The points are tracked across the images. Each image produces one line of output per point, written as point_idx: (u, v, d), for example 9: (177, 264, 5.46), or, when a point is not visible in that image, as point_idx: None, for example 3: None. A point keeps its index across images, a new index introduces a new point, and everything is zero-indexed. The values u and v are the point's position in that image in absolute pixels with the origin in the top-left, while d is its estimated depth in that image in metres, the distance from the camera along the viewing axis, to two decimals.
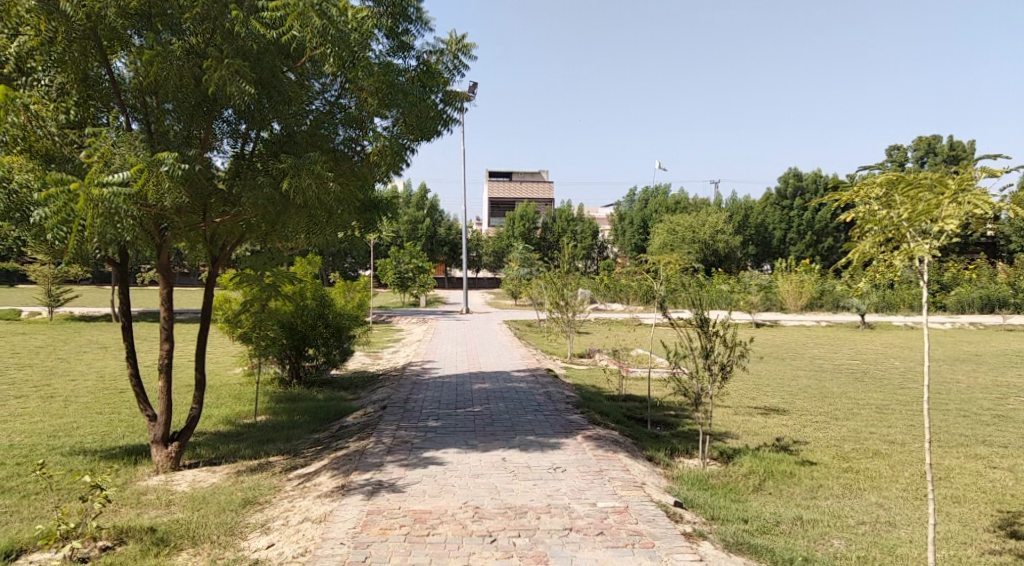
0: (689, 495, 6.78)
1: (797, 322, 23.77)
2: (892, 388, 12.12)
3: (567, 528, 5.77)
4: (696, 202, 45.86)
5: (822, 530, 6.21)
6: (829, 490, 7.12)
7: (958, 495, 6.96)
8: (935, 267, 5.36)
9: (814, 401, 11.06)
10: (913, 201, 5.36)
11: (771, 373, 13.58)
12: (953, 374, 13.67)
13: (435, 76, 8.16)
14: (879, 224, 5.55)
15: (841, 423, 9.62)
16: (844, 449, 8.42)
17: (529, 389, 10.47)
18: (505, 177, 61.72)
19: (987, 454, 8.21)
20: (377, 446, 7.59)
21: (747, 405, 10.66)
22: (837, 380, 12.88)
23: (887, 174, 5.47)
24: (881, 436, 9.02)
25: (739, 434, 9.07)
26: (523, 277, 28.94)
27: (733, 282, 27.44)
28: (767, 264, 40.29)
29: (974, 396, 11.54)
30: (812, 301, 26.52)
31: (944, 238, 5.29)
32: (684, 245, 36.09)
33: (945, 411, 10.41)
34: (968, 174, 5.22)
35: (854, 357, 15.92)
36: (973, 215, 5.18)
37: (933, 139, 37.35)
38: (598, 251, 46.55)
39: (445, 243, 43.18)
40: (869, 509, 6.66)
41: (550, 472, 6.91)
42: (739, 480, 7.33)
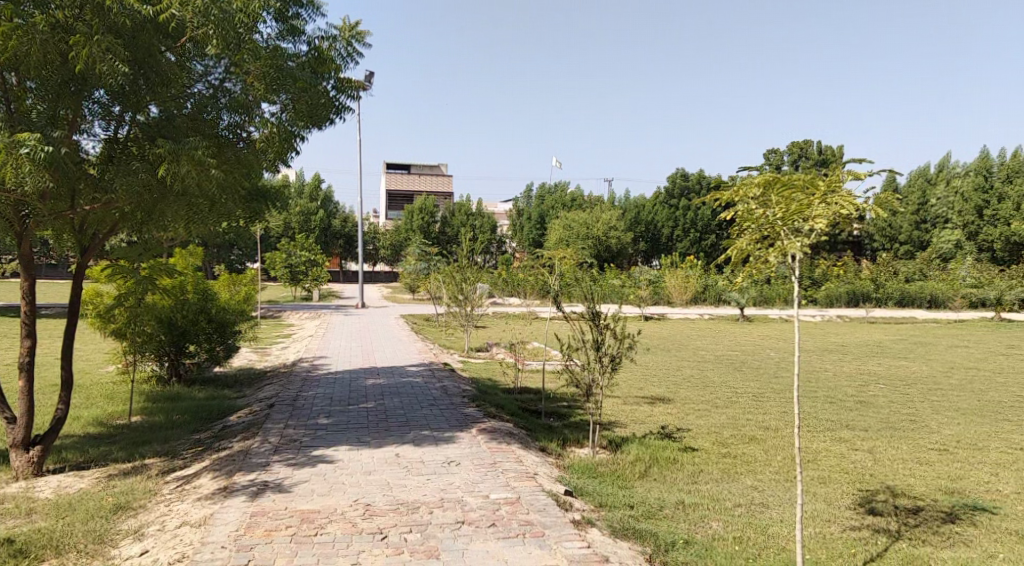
0: (579, 484, 6.93)
1: (683, 315, 24.74)
2: (769, 377, 12.80)
3: (459, 521, 5.77)
4: (590, 198, 46.83)
5: (702, 513, 6.49)
6: (709, 474, 7.46)
7: (824, 476, 7.44)
8: (806, 263, 5.71)
9: (697, 390, 11.56)
10: (787, 202, 5.67)
11: (658, 364, 14.08)
12: (822, 363, 14.61)
13: (325, 63, 7.89)
14: (755, 222, 5.83)
15: (721, 411, 10.09)
16: (723, 435, 8.83)
17: (424, 383, 10.41)
18: (403, 170, 61.17)
19: (850, 438, 8.82)
20: (263, 446, 7.34)
21: (634, 395, 11.01)
22: (718, 370, 13.48)
23: (764, 175, 5.73)
24: (757, 422, 9.52)
25: (627, 423, 9.36)
26: (420, 272, 28.70)
27: (625, 277, 28.27)
28: (656, 260, 41.70)
29: (839, 383, 12.37)
30: (697, 295, 27.67)
31: (813, 237, 5.64)
32: (578, 240, 36.81)
33: (814, 398, 11.10)
34: (836, 176, 5.55)
35: (734, 348, 16.73)
36: (840, 214, 5.53)
37: (806, 143, 39.68)
38: (496, 245, 46.79)
39: (340, 235, 42.02)
40: (744, 492, 7.01)
41: (444, 467, 6.88)
42: (627, 467, 7.56)
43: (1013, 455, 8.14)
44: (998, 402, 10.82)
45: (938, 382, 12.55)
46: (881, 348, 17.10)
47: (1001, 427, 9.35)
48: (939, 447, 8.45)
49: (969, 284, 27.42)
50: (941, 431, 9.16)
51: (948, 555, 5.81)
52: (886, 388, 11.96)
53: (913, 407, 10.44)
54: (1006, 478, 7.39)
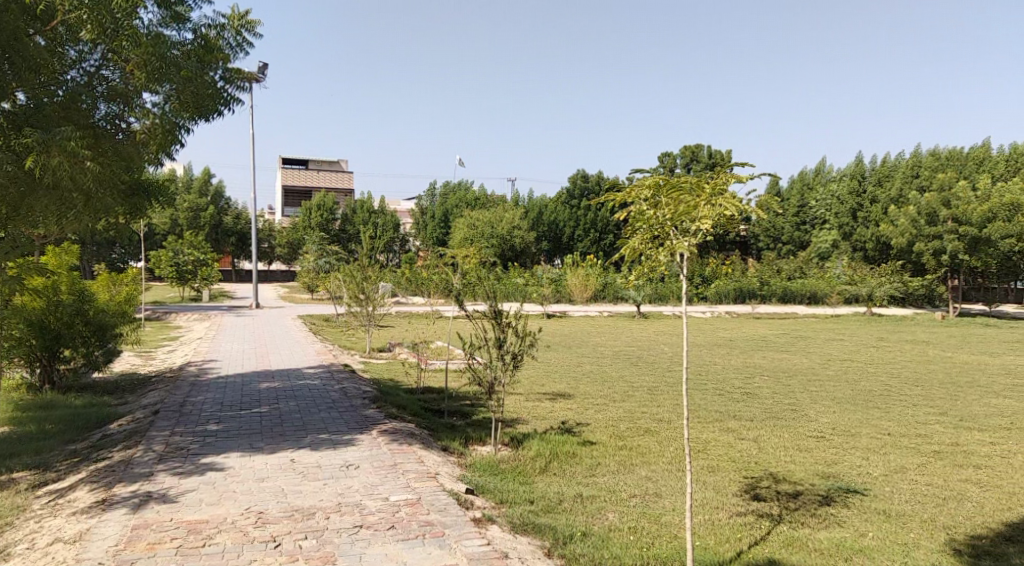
0: (480, 481, 6.94)
1: (583, 313, 25.24)
2: (664, 371, 13.23)
3: (357, 525, 5.67)
4: (492, 197, 47.06)
5: (599, 505, 6.63)
6: (606, 467, 7.63)
7: (713, 465, 7.75)
8: (692, 262, 5.93)
9: (595, 385, 11.82)
10: (676, 203, 5.85)
11: (558, 361, 14.30)
12: (712, 357, 15.26)
13: (213, 51, 7.59)
14: (646, 222, 6.00)
15: (618, 405, 10.36)
16: (620, 428, 9.06)
17: (323, 385, 10.18)
18: (301, 165, 59.77)
19: (737, 427, 9.24)
20: (146, 455, 6.99)
21: (536, 392, 11.14)
22: (616, 365, 13.82)
23: (655, 177, 5.89)
24: (651, 414, 9.83)
25: (528, 419, 9.46)
26: (319, 271, 28.05)
27: (528, 275, 28.59)
28: (557, 259, 42.35)
29: (728, 376, 12.95)
30: (597, 293, 28.21)
31: (699, 237, 5.84)
32: (483, 239, 36.92)
33: (704, 390, 11.57)
34: (721, 178, 5.77)
35: (630, 344, 17.22)
36: (725, 216, 5.76)
37: (698, 147, 41.27)
38: (399, 244, 46.27)
39: (233, 233, 40.59)
40: (639, 482, 7.21)
41: (342, 470, 6.75)
42: (527, 463, 7.64)
43: (881, 439, 8.74)
44: (870, 391, 11.61)
45: (816, 373, 13.33)
46: (766, 342, 18.03)
47: (871, 414, 10.02)
48: (816, 435, 8.95)
49: (844, 281, 29.32)
50: (818, 419, 9.71)
51: (824, 535, 6.16)
52: (770, 380, 12.61)
53: (794, 398, 11.05)
54: (875, 461, 7.92)
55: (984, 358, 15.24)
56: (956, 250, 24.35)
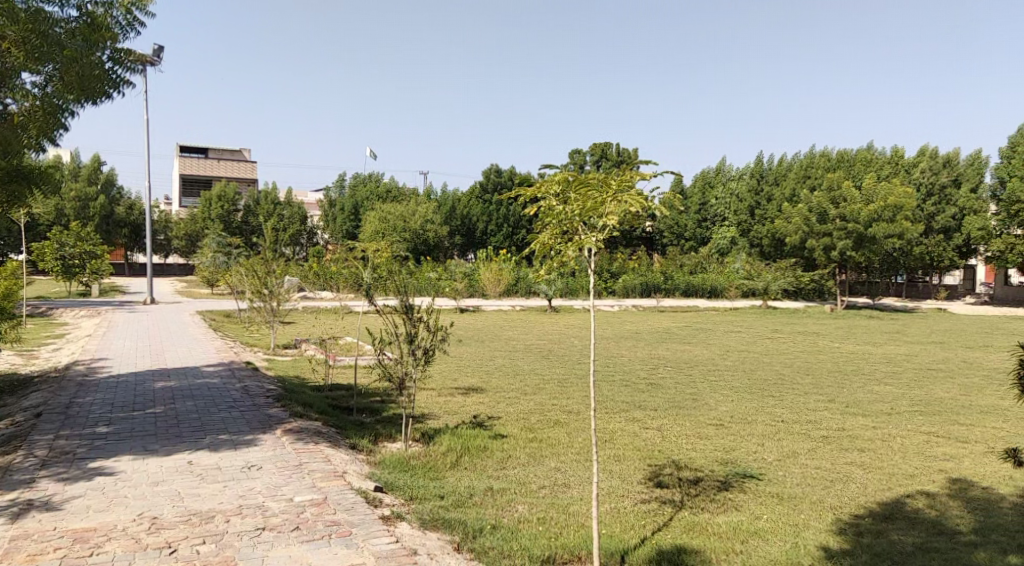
0: (390, 479, 6.84)
1: (495, 307, 25.28)
2: (573, 364, 13.43)
3: (259, 528, 5.49)
4: (404, 190, 46.60)
5: (509, 497, 6.65)
6: (516, 459, 7.67)
7: (619, 454, 7.91)
8: (599, 256, 6.02)
9: (507, 378, 11.87)
10: (584, 199, 5.89)
11: (470, 355, 14.29)
12: (619, 349, 15.59)
13: (100, 30, 7.16)
14: (555, 218, 6.02)
15: (529, 398, 10.43)
16: (531, 421, 9.13)
17: (223, 384, 9.80)
18: (200, 153, 57.41)
19: (643, 417, 9.47)
20: (27, 460, 6.55)
21: (448, 386, 11.08)
22: (527, 358, 13.93)
23: (564, 173, 5.92)
24: (561, 406, 9.95)
25: (439, 414, 9.39)
26: (220, 265, 27.00)
27: (440, 269, 28.45)
28: (470, 253, 42.30)
29: (634, 367, 13.26)
30: (509, 287, 28.34)
31: (606, 232, 5.94)
32: (394, 232, 36.43)
33: (612, 381, 11.81)
34: (626, 175, 5.87)
35: (541, 337, 17.39)
36: (630, 212, 5.86)
37: (607, 145, 42.08)
38: (306, 237, 45.07)
39: (125, 224, 38.63)
40: (548, 473, 7.28)
41: (243, 472, 6.51)
42: (437, 458, 7.58)
43: (775, 426, 9.14)
44: (765, 380, 12.14)
45: (716, 363, 13.84)
46: (671, 334, 18.58)
47: (766, 402, 10.48)
48: (716, 423, 9.29)
49: (743, 276, 30.55)
50: (717, 408, 10.08)
51: (723, 519, 6.38)
52: (674, 370, 12.99)
53: (696, 387, 11.42)
54: (770, 447, 8.28)
55: (868, 348, 16.21)
56: (845, 248, 25.80)
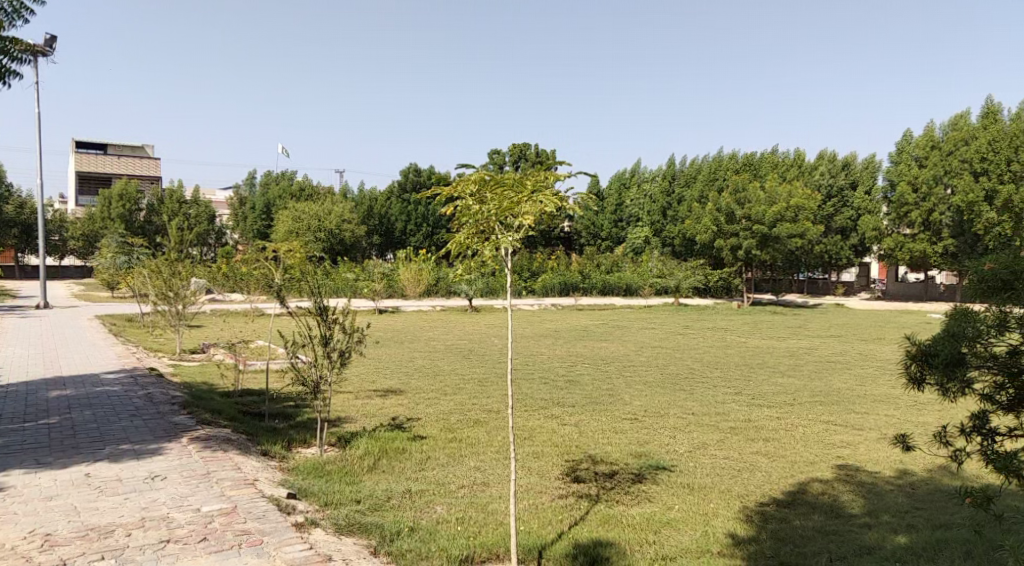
0: (303, 484, 6.68)
1: (414, 307, 25.05)
2: (492, 363, 13.45)
3: (163, 540, 5.26)
4: (319, 188, 45.66)
5: (427, 499, 6.60)
6: (435, 460, 7.62)
7: (537, 451, 7.97)
8: (516, 255, 6.06)
9: (426, 379, 11.79)
10: (500, 198, 5.89)
11: (388, 356, 14.13)
12: (538, 347, 15.73)
13: None
14: (472, 217, 5.99)
15: (448, 398, 10.40)
16: (450, 421, 9.09)
17: (124, 392, 9.34)
18: (99, 150, 54.60)
19: (561, 413, 9.58)
20: None
21: (365, 389, 10.92)
22: (447, 358, 13.88)
23: (480, 172, 5.89)
24: (480, 405, 9.95)
25: (356, 417, 9.24)
26: (122, 267, 25.72)
27: (358, 270, 28.00)
28: (389, 254, 41.83)
29: (553, 365, 13.40)
30: (428, 288, 28.17)
31: (522, 232, 5.98)
32: (308, 232, 35.60)
33: (531, 379, 11.90)
34: (541, 175, 5.92)
35: (461, 337, 17.34)
36: (545, 212, 5.92)
37: (525, 145, 42.43)
38: (215, 237, 43.46)
39: (16, 224, 36.34)
40: (468, 473, 7.27)
41: (146, 483, 6.23)
42: (354, 462, 7.45)
43: (687, 419, 9.42)
44: (678, 374, 12.50)
45: (631, 359, 14.14)
46: (588, 332, 18.87)
47: (678, 395, 10.78)
48: (631, 417, 9.49)
49: (656, 275, 31.32)
50: (632, 403, 10.30)
51: (636, 511, 6.52)
52: (592, 367, 13.19)
53: (612, 383, 11.65)
54: (682, 439, 8.51)
55: (773, 342, 16.90)
56: (750, 247, 26.84)
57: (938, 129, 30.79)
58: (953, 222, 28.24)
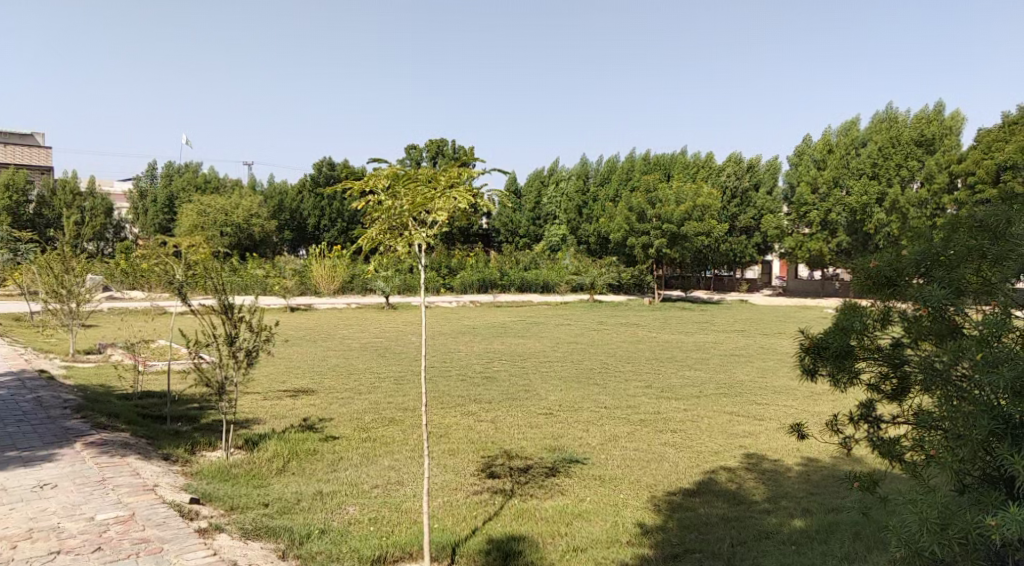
0: (208, 489, 6.45)
1: (328, 305, 24.54)
2: (408, 361, 13.34)
3: (53, 552, 4.99)
4: (226, 182, 44.13)
5: (339, 500, 6.48)
6: (348, 460, 7.49)
7: (452, 448, 7.96)
8: (431, 252, 6.02)
9: (339, 378, 11.58)
10: (413, 194, 5.80)
11: (301, 355, 13.79)
12: (454, 344, 15.69)
13: None
14: (385, 212, 5.89)
15: (363, 397, 10.24)
16: (364, 420, 8.96)
17: (11, 396, 8.79)
18: None
19: (477, 410, 9.60)
20: None
21: (275, 389, 10.63)
22: (362, 357, 13.66)
23: (392, 168, 5.77)
24: (396, 404, 9.85)
25: (265, 418, 8.99)
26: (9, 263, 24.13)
27: (268, 266, 27.21)
28: (302, 250, 40.88)
29: (470, 361, 13.39)
30: (342, 284, 27.58)
31: (436, 228, 5.95)
32: (214, 227, 34.31)
33: (448, 376, 11.86)
34: (455, 171, 5.87)
35: (377, 335, 17.11)
36: (459, 208, 5.88)
37: (442, 141, 42.05)
38: (114, 232, 41.31)
39: None
40: (382, 472, 7.19)
41: (34, 492, 5.89)
42: (263, 465, 7.26)
43: (600, 412, 9.60)
44: (592, 369, 12.71)
45: (547, 355, 14.28)
46: (504, 328, 18.94)
47: (592, 390, 10.97)
48: (546, 412, 9.60)
49: (571, 272, 31.66)
50: (547, 397, 10.42)
51: (549, 504, 6.60)
52: (508, 363, 13.26)
53: (528, 379, 11.74)
54: (594, 432, 8.67)
55: (682, 337, 17.42)
56: (661, 246, 27.54)
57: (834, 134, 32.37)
58: (847, 222, 29.86)
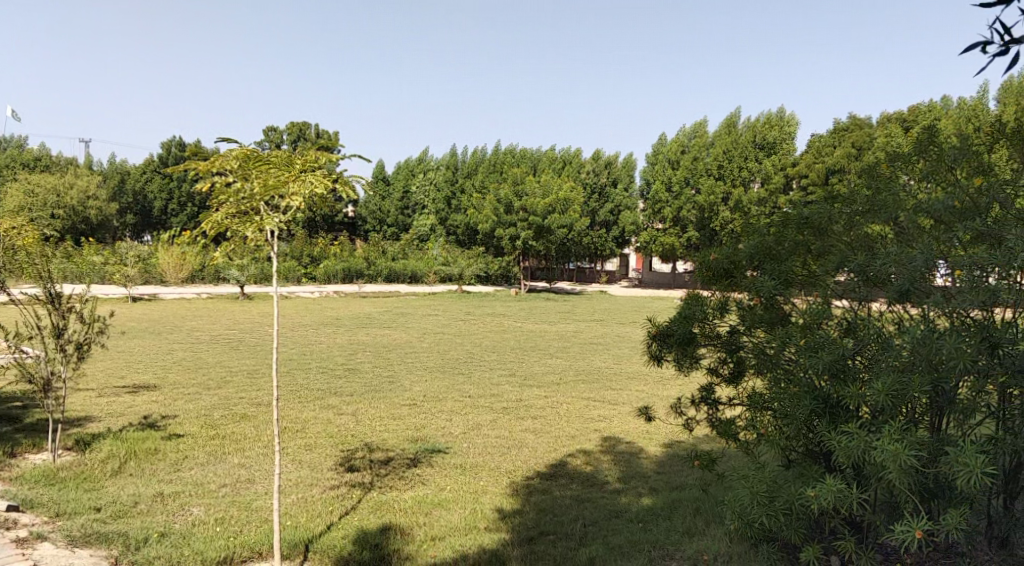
0: (30, 496, 5.92)
1: (176, 295, 23.16)
2: (263, 354, 12.81)
3: None
4: (60, 160, 40.55)
5: (183, 501, 6.12)
6: (194, 459, 7.09)
7: (309, 443, 7.71)
8: (283, 239, 5.73)
9: (187, 373, 10.94)
10: (265, 177, 5.50)
11: (143, 349, 12.90)
12: (315, 336, 15.25)
13: None
14: (233, 196, 5.52)
15: (212, 392, 9.73)
16: (213, 417, 8.51)
17: None
18: None
19: (336, 403, 9.37)
20: None
21: (113, 386, 9.89)
22: (212, 350, 12.99)
23: (242, 149, 5.43)
24: (249, 399, 9.44)
25: (100, 417, 8.35)
26: None
27: (107, 253, 25.28)
28: (147, 235, 38.44)
29: (331, 353, 13.06)
30: (192, 273, 26.05)
31: (290, 214, 5.69)
32: (44, 208, 31.44)
33: (307, 369, 11.51)
34: (311, 156, 5.65)
35: (229, 326, 16.30)
36: (315, 194, 5.68)
37: (304, 125, 40.78)
38: None
39: None
40: (230, 471, 6.85)
41: None
42: (96, 467, 6.72)
43: (463, 402, 9.63)
44: (456, 359, 12.75)
45: (412, 346, 14.17)
46: (368, 319, 18.63)
47: (455, 380, 10.97)
48: (409, 403, 9.51)
49: (440, 263, 31.57)
50: (411, 388, 10.33)
51: (408, 495, 6.54)
52: (371, 355, 13.05)
53: (392, 370, 11.60)
54: (457, 422, 8.68)
55: (545, 327, 17.81)
56: (527, 237, 28.00)
57: (685, 135, 34.07)
58: (696, 219, 31.54)
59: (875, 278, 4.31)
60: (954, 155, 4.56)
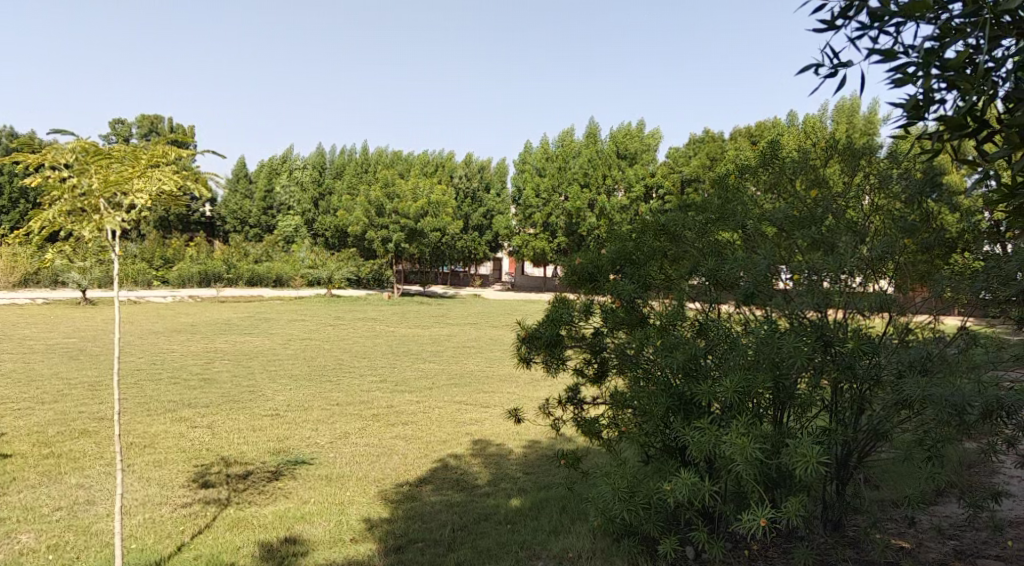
0: None
1: (6, 301, 21.11)
2: (108, 363, 11.90)
3: None
4: None
5: (9, 528, 5.58)
6: (23, 482, 6.47)
7: (159, 459, 7.23)
8: (126, 238, 5.32)
9: (17, 387, 9.96)
10: (104, 172, 5.08)
11: None
12: (167, 344, 14.34)
13: None
14: (66, 193, 5.04)
15: (47, 407, 8.92)
16: (47, 434, 7.81)
17: None
18: None
19: (190, 415, 8.84)
20: None
21: None
22: (48, 361, 11.92)
23: (79, 141, 4.97)
24: (91, 414, 8.73)
25: None
26: None
27: None
28: None
29: (185, 362, 12.32)
30: (25, 276, 23.83)
31: (133, 212, 5.31)
32: None
33: (157, 380, 10.78)
34: (157, 149, 5.27)
35: (69, 335, 15.02)
36: (162, 190, 5.33)
37: (156, 118, 38.33)
38: None
39: None
40: (67, 492, 6.30)
41: None
42: None
43: (329, 410, 9.35)
44: (323, 366, 12.36)
45: (275, 353, 13.62)
46: (228, 325, 17.77)
47: (321, 388, 10.64)
48: (270, 413, 9.12)
49: (307, 266, 30.61)
50: (273, 398, 9.92)
51: (268, 510, 6.27)
52: (230, 363, 12.42)
53: (252, 379, 11.08)
54: (323, 431, 8.41)
55: (417, 331, 17.65)
56: (399, 240, 27.68)
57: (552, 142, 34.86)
58: (564, 224, 32.40)
59: (723, 281, 4.58)
60: (792, 166, 4.90)
